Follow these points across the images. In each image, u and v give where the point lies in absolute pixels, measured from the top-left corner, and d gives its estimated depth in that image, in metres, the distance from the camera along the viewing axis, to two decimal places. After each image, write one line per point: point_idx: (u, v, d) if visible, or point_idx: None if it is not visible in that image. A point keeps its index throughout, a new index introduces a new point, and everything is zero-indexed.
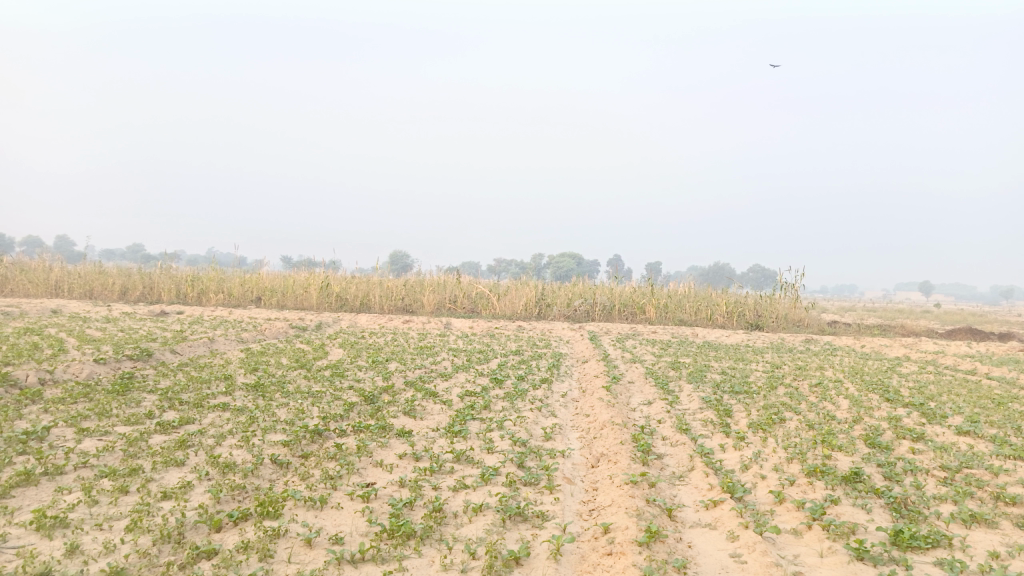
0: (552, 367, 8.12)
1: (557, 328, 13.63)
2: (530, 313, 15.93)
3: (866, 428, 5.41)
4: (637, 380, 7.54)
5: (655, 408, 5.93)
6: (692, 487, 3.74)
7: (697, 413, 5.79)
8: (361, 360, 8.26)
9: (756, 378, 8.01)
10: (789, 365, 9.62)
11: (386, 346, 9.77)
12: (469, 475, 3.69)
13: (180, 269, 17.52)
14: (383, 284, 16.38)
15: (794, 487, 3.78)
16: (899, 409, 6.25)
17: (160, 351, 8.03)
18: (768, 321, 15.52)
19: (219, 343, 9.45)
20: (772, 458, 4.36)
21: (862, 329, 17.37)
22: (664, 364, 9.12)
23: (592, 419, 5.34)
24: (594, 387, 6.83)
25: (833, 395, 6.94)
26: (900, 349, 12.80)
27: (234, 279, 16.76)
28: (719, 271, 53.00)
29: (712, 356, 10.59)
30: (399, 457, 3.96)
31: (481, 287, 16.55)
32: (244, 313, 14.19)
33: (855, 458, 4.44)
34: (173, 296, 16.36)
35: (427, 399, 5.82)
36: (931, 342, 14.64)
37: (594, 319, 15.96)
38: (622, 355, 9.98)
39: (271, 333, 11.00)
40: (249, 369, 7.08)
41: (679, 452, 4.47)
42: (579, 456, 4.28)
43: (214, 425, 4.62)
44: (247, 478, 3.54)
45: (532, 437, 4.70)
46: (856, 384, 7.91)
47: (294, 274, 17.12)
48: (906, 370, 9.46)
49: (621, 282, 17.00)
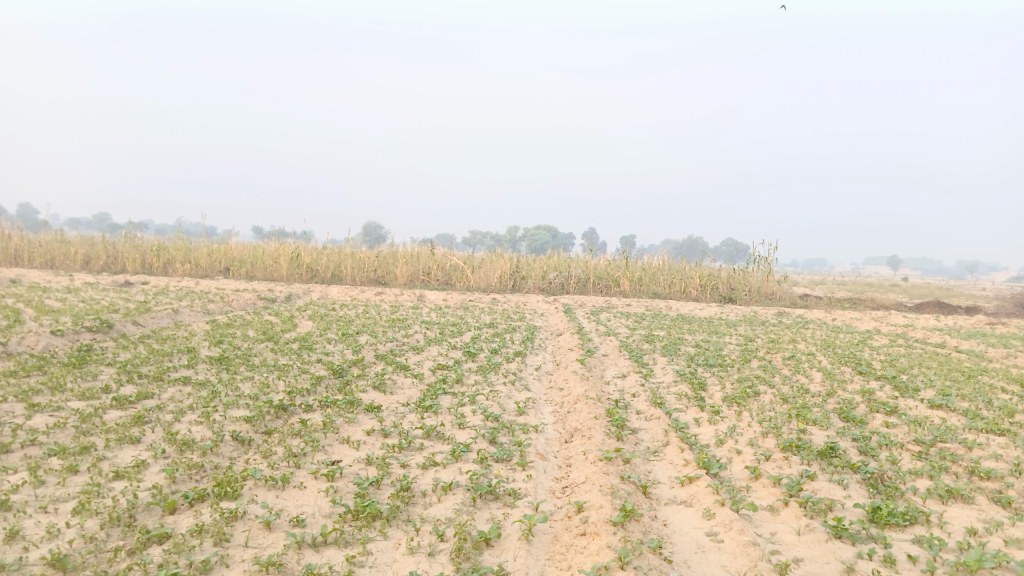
0: (526, 340, 8.01)
1: (531, 300, 13.53)
2: (505, 286, 15.80)
3: (840, 402, 5.39)
4: (612, 354, 7.46)
5: (630, 382, 5.85)
6: (667, 462, 3.67)
7: (671, 387, 5.73)
8: (331, 332, 8.08)
9: (730, 351, 7.99)
10: (762, 338, 9.64)
11: (357, 318, 9.59)
12: (439, 452, 3.57)
13: (145, 239, 17.07)
14: (355, 255, 16.12)
15: (771, 462, 3.72)
16: (871, 382, 6.25)
17: (122, 323, 7.77)
18: (742, 294, 15.57)
19: (184, 314, 9.19)
20: (748, 432, 4.30)
21: (833, 302, 17.52)
22: (638, 336, 9.08)
23: (566, 393, 5.25)
24: (568, 360, 6.74)
25: (806, 368, 6.93)
26: (871, 322, 12.91)
27: (202, 249, 16.38)
28: (693, 245, 53.25)
29: (687, 328, 10.57)
30: (367, 433, 3.83)
31: (455, 259, 16.37)
32: (212, 284, 13.87)
33: (830, 433, 4.40)
34: (138, 267, 15.94)
35: (398, 373, 5.68)
36: (900, 315, 14.80)
37: (569, 291, 15.89)
38: (596, 328, 9.92)
39: (238, 304, 10.74)
40: (214, 341, 6.87)
41: (654, 426, 4.39)
42: (553, 431, 4.18)
43: (174, 400, 4.44)
44: (206, 456, 3.39)
45: (505, 411, 4.59)
46: (828, 358, 7.92)
47: (264, 244, 16.77)
48: (877, 343, 9.52)
49: (596, 255, 16.93)
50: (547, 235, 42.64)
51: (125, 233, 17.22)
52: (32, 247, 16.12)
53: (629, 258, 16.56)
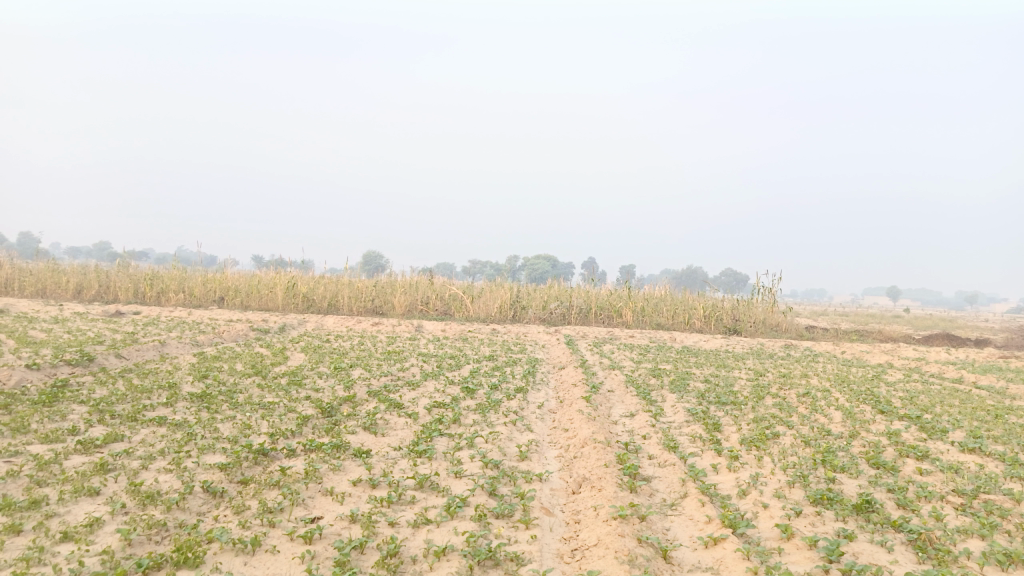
0: (527, 374, 7.63)
1: (532, 331, 13.17)
2: (505, 316, 15.45)
3: (865, 445, 5.00)
4: (617, 390, 7.09)
5: (639, 422, 5.47)
6: (686, 519, 3.30)
7: (683, 428, 5.35)
8: (323, 366, 7.72)
9: (741, 387, 7.61)
10: (772, 372, 9.25)
11: (351, 350, 9.22)
12: (433, 507, 3.20)
13: (139, 268, 16.77)
14: (352, 284, 15.80)
15: (802, 518, 3.35)
16: (895, 423, 5.87)
17: (104, 356, 7.40)
18: (747, 325, 15.22)
19: (171, 346, 8.83)
20: (771, 482, 3.92)
21: (840, 334, 17.13)
22: (644, 371, 8.71)
23: (572, 435, 4.87)
24: (572, 397, 6.37)
25: (824, 406, 6.54)
26: (881, 355, 12.53)
27: (197, 278, 16.05)
28: (693, 275, 53.19)
29: (693, 362, 10.19)
30: (353, 484, 3.46)
31: (455, 288, 16.04)
32: (205, 314, 13.51)
33: (862, 482, 4.02)
34: (131, 296, 15.60)
35: (391, 413, 5.30)
36: (910, 348, 14.41)
37: (570, 322, 15.53)
38: (600, 361, 9.55)
39: (230, 335, 10.38)
40: (198, 377, 6.49)
41: (668, 474, 4.02)
42: (559, 481, 3.80)
43: (144, 443, 4.07)
44: (170, 512, 3.02)
45: (506, 456, 4.21)
46: (844, 394, 7.53)
47: (260, 274, 16.45)
48: (892, 378, 9.13)
49: (598, 285, 16.61)
50: (547, 265, 42.42)
51: (119, 263, 16.92)
52: (24, 275, 15.80)
53: (631, 288, 16.23)
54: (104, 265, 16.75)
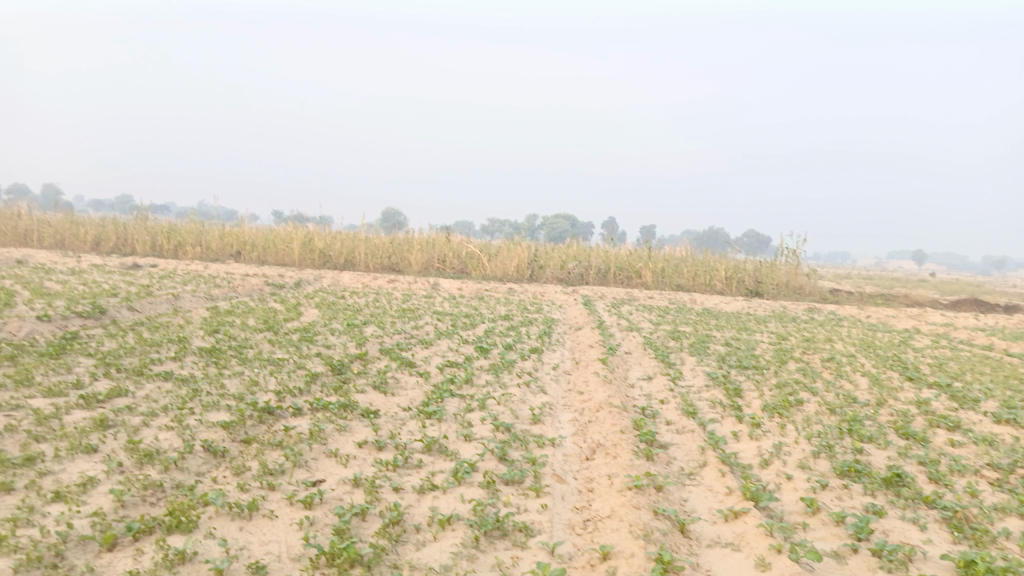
0: (543, 334, 7.47)
1: (549, 291, 12.99)
2: (522, 275, 15.26)
3: (893, 415, 4.80)
4: (635, 352, 6.91)
5: (657, 386, 5.30)
6: (705, 490, 3.14)
7: (702, 392, 5.18)
8: (336, 322, 7.61)
9: (763, 351, 7.39)
10: (795, 336, 9.02)
11: (366, 307, 9.10)
12: (439, 472, 3.07)
13: (157, 221, 16.73)
14: (368, 241, 15.66)
15: (828, 492, 3.17)
16: (925, 391, 5.64)
17: (116, 309, 7.33)
18: (769, 288, 14.92)
19: (185, 300, 8.76)
20: (795, 452, 3.75)
21: (864, 298, 16.75)
22: (662, 332, 8.52)
23: (588, 398, 4.71)
24: (588, 359, 6.20)
25: (849, 373, 6.32)
26: (908, 320, 12.21)
27: (214, 231, 16.00)
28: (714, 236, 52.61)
29: (714, 324, 9.96)
30: (358, 446, 3.33)
31: (472, 246, 15.84)
32: (221, 268, 13.46)
33: (891, 454, 3.83)
34: (148, 249, 15.61)
35: (402, 372, 5.17)
36: (937, 313, 14.05)
37: (589, 282, 15.32)
38: (618, 322, 9.37)
39: (244, 290, 10.30)
40: (209, 332, 6.40)
41: (687, 441, 3.85)
42: (572, 447, 3.65)
43: (148, 399, 3.97)
44: (167, 472, 2.91)
45: (518, 419, 4.07)
46: (870, 360, 7.29)
47: (277, 228, 16.35)
48: (920, 344, 8.85)
49: (617, 245, 16.33)
50: (567, 224, 42.01)
51: (137, 215, 16.90)
52: (43, 226, 15.84)
53: (651, 248, 15.94)
54: (123, 217, 16.74)
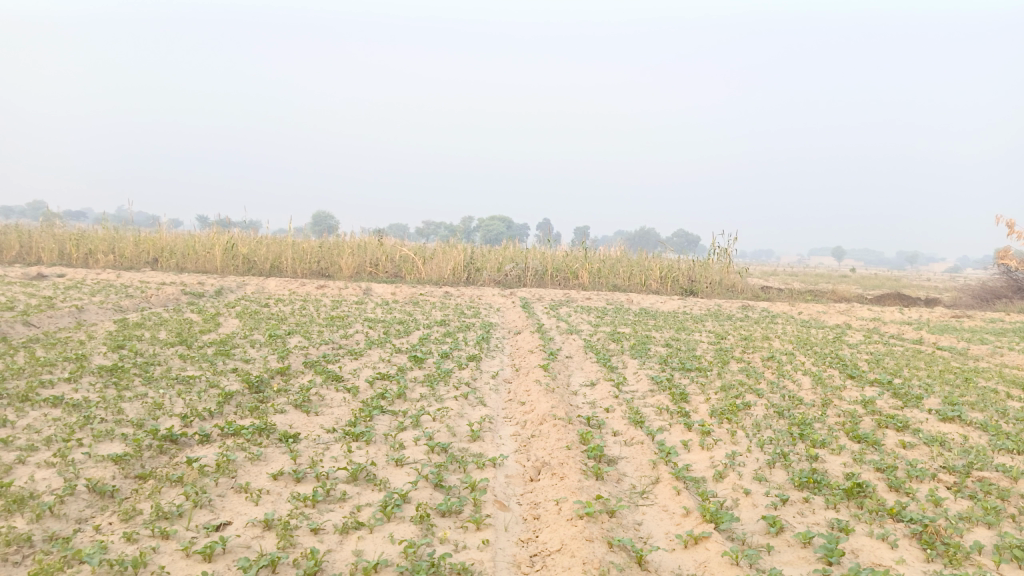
0: (480, 340, 7.14)
1: (485, 294, 12.68)
2: (458, 278, 14.90)
3: (841, 416, 4.67)
4: (576, 356, 6.66)
5: (600, 393, 5.05)
6: (661, 511, 2.88)
7: (648, 398, 4.95)
8: (258, 333, 7.09)
9: (704, 352, 7.25)
10: (734, 335, 8.96)
11: (292, 316, 8.58)
12: (366, 506, 2.71)
13: (65, 228, 15.63)
14: (297, 245, 15.01)
15: (789, 508, 2.96)
16: (868, 389, 5.56)
17: (8, 324, 6.62)
18: (703, 286, 14.99)
19: (91, 313, 8.04)
20: (750, 462, 3.54)
21: (795, 295, 17.04)
22: (602, 335, 8.31)
23: (530, 409, 4.41)
24: (529, 365, 5.91)
25: (792, 372, 6.21)
26: (838, 316, 12.39)
27: (129, 238, 15.04)
28: (646, 236, 53.47)
29: (653, 325, 9.83)
30: (273, 478, 2.94)
31: (406, 250, 15.38)
32: (135, 276, 12.62)
33: (847, 460, 3.67)
34: (55, 257, 14.56)
35: (327, 388, 4.75)
36: (864, 308, 14.36)
37: (525, 284, 15.07)
38: (557, 325, 9.13)
39: (159, 300, 9.60)
40: (113, 348, 5.81)
41: (637, 454, 3.60)
42: (515, 467, 3.34)
43: (29, 429, 3.45)
44: (40, 521, 2.46)
45: (455, 437, 3.73)
46: (810, 358, 7.24)
47: (198, 234, 15.50)
48: (854, 341, 8.92)
49: (553, 246, 16.15)
50: (502, 226, 41.84)
51: (42, 222, 15.77)
52: None
53: (587, 249, 15.83)
54: (26, 224, 15.57)
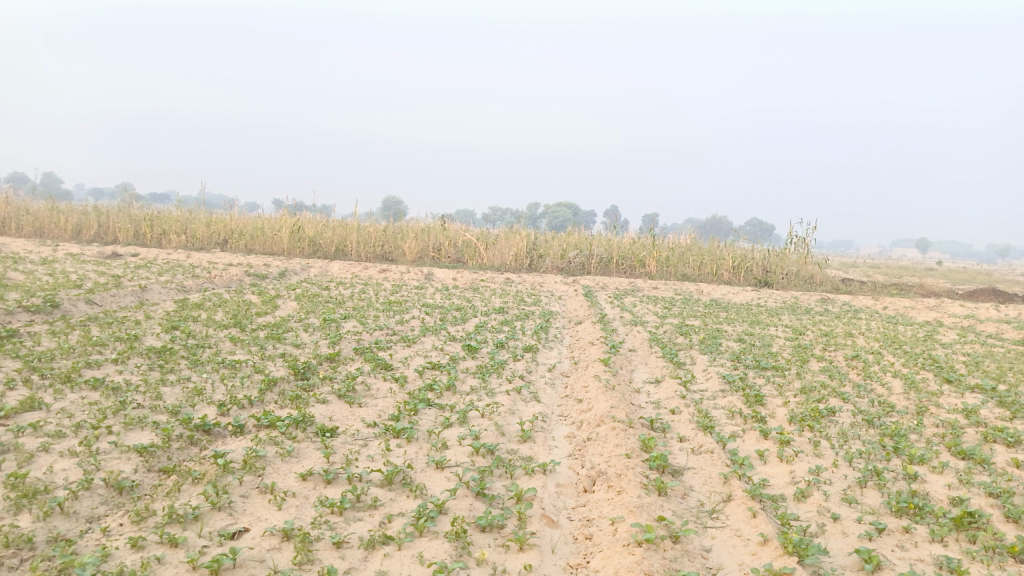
0: (539, 329, 6.82)
1: (548, 281, 12.34)
2: (521, 264, 14.59)
3: (939, 427, 4.15)
4: (641, 350, 6.26)
5: (666, 392, 4.66)
6: (733, 536, 2.51)
7: (719, 400, 4.53)
8: (314, 317, 6.96)
9: (780, 348, 6.73)
10: (812, 330, 8.36)
11: (349, 300, 8.45)
12: (398, 517, 2.43)
13: (141, 209, 16.07)
14: (361, 229, 14.99)
15: (886, 539, 2.53)
16: (969, 396, 4.97)
17: (71, 302, 6.67)
18: (778, 278, 14.24)
19: (154, 292, 8.10)
20: (836, 480, 3.11)
21: (877, 288, 16.04)
22: (669, 327, 7.87)
23: (587, 408, 4.07)
24: (589, 359, 5.56)
25: (879, 373, 5.65)
26: (927, 312, 11.51)
27: (200, 219, 15.34)
28: (718, 225, 52.00)
29: (723, 318, 9.29)
30: (301, 479, 2.70)
31: (469, 235, 15.16)
32: (203, 257, 12.83)
33: (952, 480, 3.19)
34: (131, 237, 15.00)
35: (374, 377, 4.52)
36: (955, 304, 13.33)
37: (590, 271, 14.65)
38: (621, 315, 8.72)
39: (222, 281, 9.65)
40: (166, 329, 5.75)
41: (706, 465, 3.21)
42: (567, 475, 3.00)
43: (61, 414, 3.32)
44: (47, 519, 2.28)
45: (503, 438, 3.43)
46: (898, 358, 6.63)
47: (266, 217, 15.68)
48: (947, 340, 8.19)
49: (620, 233, 15.66)
50: (569, 213, 41.31)
51: (121, 203, 16.29)
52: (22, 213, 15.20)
53: (655, 236, 15.28)
54: (106, 205, 16.10)
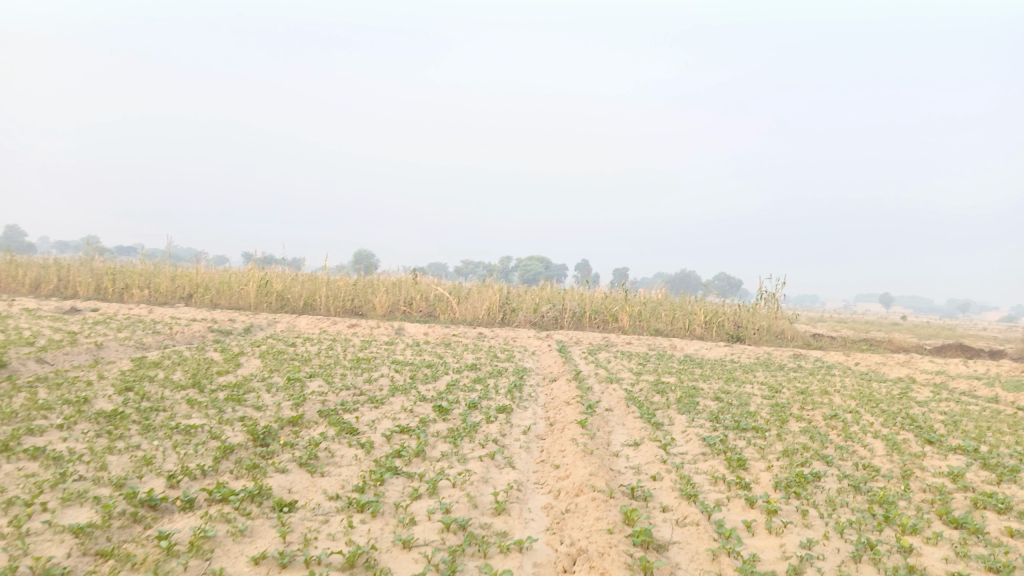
0: (512, 388, 6.61)
1: (521, 336, 12.17)
2: (493, 319, 14.41)
3: (927, 493, 4.01)
4: (617, 410, 6.07)
5: (645, 456, 4.47)
6: None
7: (700, 464, 4.36)
8: (278, 376, 6.68)
9: (758, 407, 6.60)
10: (788, 387, 8.26)
11: (316, 357, 8.17)
12: None
13: (104, 262, 15.68)
14: (330, 283, 14.75)
15: None
16: (952, 458, 4.86)
17: (20, 361, 6.32)
18: (750, 333, 14.23)
19: (110, 350, 7.75)
20: (829, 555, 2.94)
21: (848, 343, 16.12)
22: (645, 385, 7.71)
23: (564, 476, 3.87)
24: (565, 420, 5.35)
25: (860, 434, 5.53)
26: (899, 368, 11.53)
27: (165, 273, 14.99)
28: (688, 279, 52.55)
29: (699, 375, 9.15)
30: (254, 563, 2.46)
31: (441, 289, 14.99)
32: (166, 312, 12.45)
33: (948, 552, 3.04)
34: (91, 291, 14.56)
35: (339, 442, 4.27)
36: (925, 360, 13.39)
37: (563, 326, 14.52)
38: (595, 372, 8.55)
39: (184, 337, 9.31)
40: (120, 391, 5.44)
41: (692, 539, 3.02)
42: (545, 552, 2.79)
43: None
44: None
45: (476, 511, 3.21)
46: (877, 417, 6.53)
47: (233, 270, 15.37)
48: (922, 397, 8.14)
49: (592, 288, 15.61)
50: (541, 266, 41.37)
51: (82, 257, 15.87)
52: None
53: (628, 291, 15.26)
54: (67, 258, 15.69)
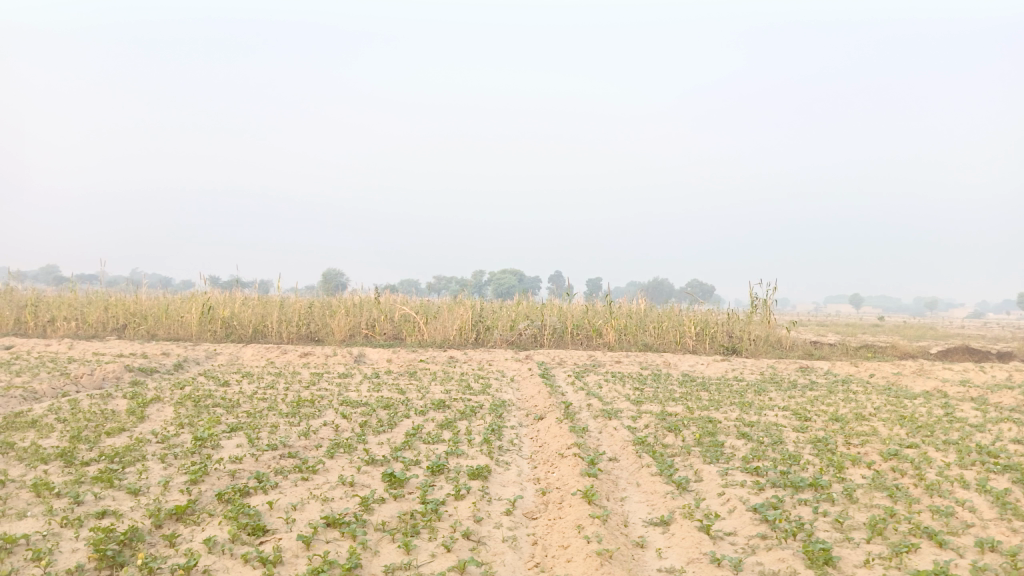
0: (490, 435, 5.21)
1: (497, 359, 10.74)
2: (465, 340, 12.93)
3: None
4: (626, 462, 4.69)
5: (684, 549, 3.12)
6: None
7: (768, 559, 3.00)
8: (185, 433, 5.16)
9: (797, 446, 5.25)
10: (816, 413, 6.93)
11: (248, 400, 6.67)
12: None
13: (26, 290, 14.01)
14: (284, 307, 13.20)
15: None
16: None
17: None
18: (746, 344, 12.95)
19: None
20: None
21: (848, 351, 14.87)
22: (651, 418, 6.33)
23: None
24: (562, 488, 3.94)
25: (948, 486, 4.21)
26: (920, 378, 10.30)
27: (95, 302, 13.37)
28: (660, 287, 51.80)
29: (707, 399, 7.80)
30: None
31: (407, 308, 13.51)
32: (88, 348, 10.82)
33: None
34: (11, 325, 12.94)
35: (232, 557, 2.84)
36: (939, 367, 12.21)
37: (543, 344, 13.12)
38: (588, 403, 7.16)
39: (92, 381, 7.71)
40: None
41: None
42: None
43: None
44: None
45: None
46: (945, 453, 5.21)
47: (175, 296, 13.76)
48: (974, 418, 6.85)
49: (572, 300, 14.26)
50: (514, 279, 39.86)
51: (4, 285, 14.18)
52: None
53: (611, 302, 13.91)
54: None
